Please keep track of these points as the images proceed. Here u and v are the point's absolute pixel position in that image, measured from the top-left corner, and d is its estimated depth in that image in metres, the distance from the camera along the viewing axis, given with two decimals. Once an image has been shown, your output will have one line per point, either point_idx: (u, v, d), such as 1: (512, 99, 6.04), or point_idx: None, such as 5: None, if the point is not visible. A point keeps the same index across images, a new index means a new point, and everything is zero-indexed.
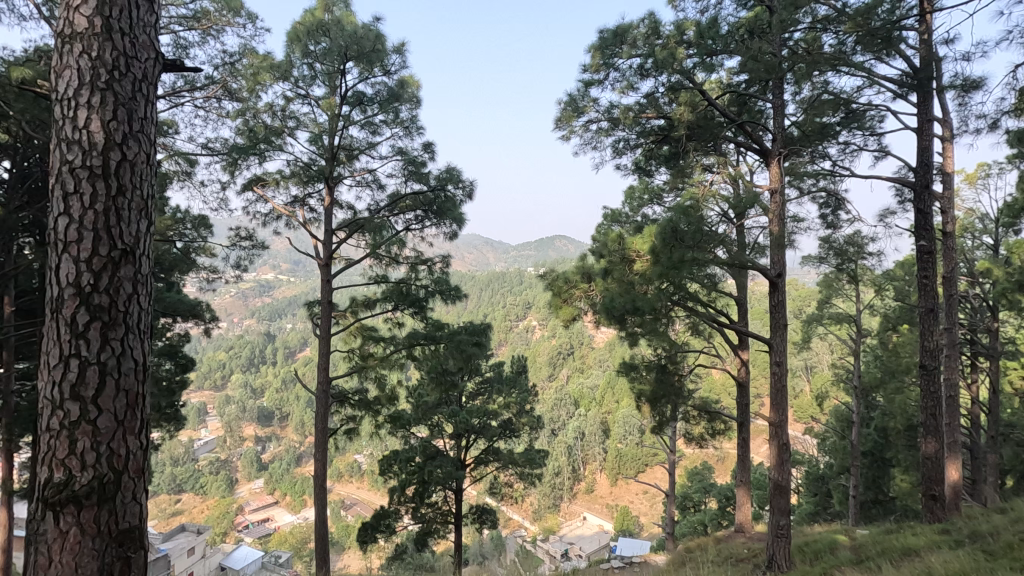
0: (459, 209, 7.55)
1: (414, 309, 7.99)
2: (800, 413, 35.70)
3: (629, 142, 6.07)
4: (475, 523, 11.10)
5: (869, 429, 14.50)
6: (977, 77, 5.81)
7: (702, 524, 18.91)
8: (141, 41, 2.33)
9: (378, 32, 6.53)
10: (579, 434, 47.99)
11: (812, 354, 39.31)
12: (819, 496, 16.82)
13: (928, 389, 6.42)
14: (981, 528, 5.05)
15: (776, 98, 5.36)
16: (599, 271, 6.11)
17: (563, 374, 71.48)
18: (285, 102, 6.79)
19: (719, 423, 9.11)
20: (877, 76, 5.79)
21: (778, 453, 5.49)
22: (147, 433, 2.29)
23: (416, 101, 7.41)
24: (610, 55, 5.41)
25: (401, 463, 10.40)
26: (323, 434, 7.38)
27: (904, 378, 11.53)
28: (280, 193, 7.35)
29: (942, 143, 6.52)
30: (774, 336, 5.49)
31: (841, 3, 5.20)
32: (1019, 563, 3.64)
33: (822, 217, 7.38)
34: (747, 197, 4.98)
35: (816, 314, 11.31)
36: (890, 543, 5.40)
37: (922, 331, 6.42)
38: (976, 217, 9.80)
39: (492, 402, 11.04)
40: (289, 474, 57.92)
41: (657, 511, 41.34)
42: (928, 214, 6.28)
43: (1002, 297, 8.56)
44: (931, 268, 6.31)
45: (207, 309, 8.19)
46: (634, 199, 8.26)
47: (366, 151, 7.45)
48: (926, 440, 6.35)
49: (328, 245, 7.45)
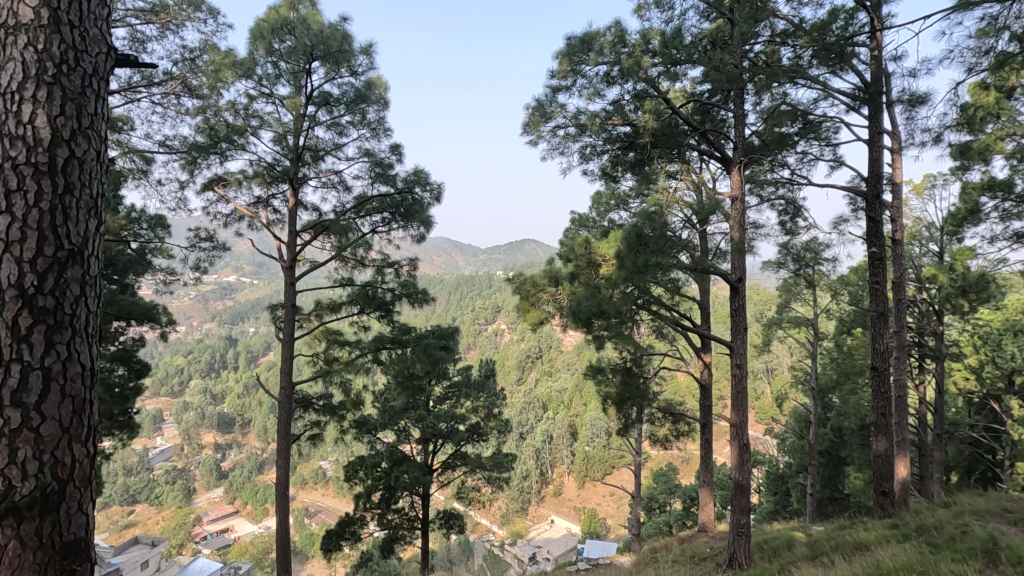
0: (426, 211, 7.49)
1: (381, 312, 7.84)
2: (762, 413, 37.07)
3: (596, 148, 6.14)
4: (443, 529, 10.97)
5: (825, 429, 15.02)
6: (922, 92, 6.11)
7: (668, 525, 19.23)
8: (91, 35, 2.27)
9: (345, 32, 6.45)
10: (547, 437, 48.30)
11: (773, 358, 40.49)
12: (778, 495, 17.33)
13: (879, 389, 6.66)
14: (926, 522, 5.29)
15: (737, 108, 5.52)
16: (567, 275, 6.17)
17: (532, 377, 71.95)
18: (248, 100, 6.64)
19: (684, 425, 9.26)
20: (832, 89, 6.04)
21: (738, 453, 5.61)
22: (93, 442, 2.21)
23: (384, 103, 7.35)
24: (578, 62, 5.49)
25: (367, 469, 10.11)
26: (286, 441, 7.19)
27: (858, 379, 12.02)
28: (242, 193, 7.17)
29: (891, 155, 6.83)
30: (735, 338, 5.62)
31: (798, 17, 5.42)
32: (960, 554, 3.84)
33: (780, 224, 7.63)
34: (710, 203, 5.09)
35: (776, 318, 11.62)
36: (843, 539, 5.59)
37: (873, 333, 6.68)
38: (923, 225, 10.29)
39: (460, 406, 10.98)
40: (251, 482, 56.33)
41: (624, 513, 41.86)
42: (878, 222, 6.54)
43: (946, 301, 9.05)
44: (882, 274, 6.57)
45: (163, 312, 7.88)
46: (601, 204, 8.32)
47: (332, 152, 7.36)
48: (877, 439, 6.60)
49: (292, 247, 7.29)
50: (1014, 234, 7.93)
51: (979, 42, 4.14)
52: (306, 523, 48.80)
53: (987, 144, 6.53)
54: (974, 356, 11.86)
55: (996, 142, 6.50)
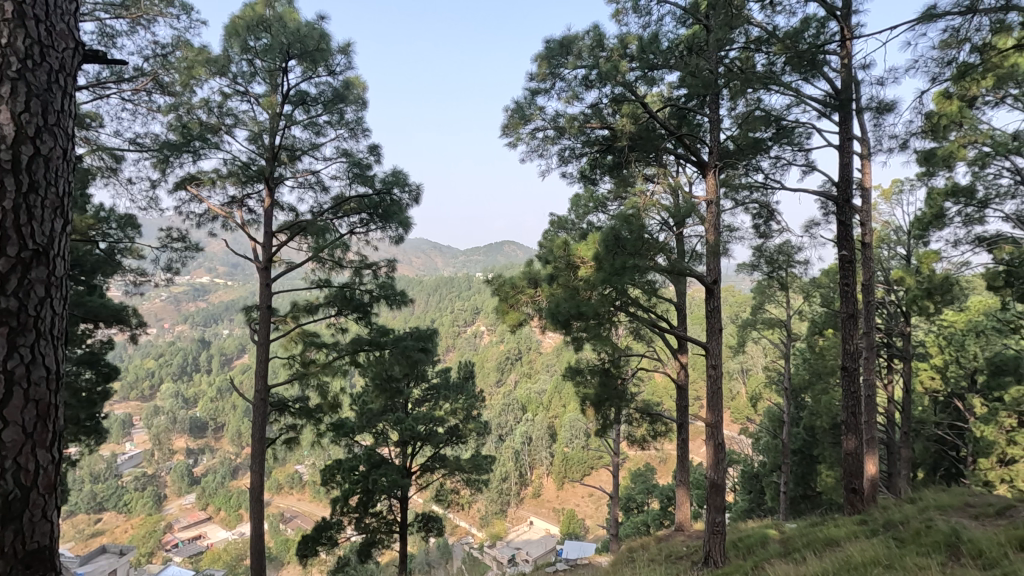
0: (405, 212, 7.43)
1: (358, 314, 7.75)
2: (736, 413, 37.87)
3: (574, 151, 6.20)
4: (422, 532, 10.87)
5: (798, 428, 15.34)
6: (890, 100, 6.30)
7: (645, 524, 19.46)
8: (58, 30, 2.21)
9: (322, 31, 6.37)
10: (526, 439, 48.49)
11: (747, 359, 41.24)
12: (753, 494, 17.64)
13: (849, 389, 6.82)
14: (893, 518, 5.45)
15: (712, 114, 5.61)
16: (546, 277, 6.20)
17: (512, 379, 72.04)
18: (222, 98, 6.51)
19: (661, 425, 9.36)
20: (804, 95, 6.18)
21: (714, 453, 5.69)
22: (59, 446, 2.14)
23: (362, 103, 7.29)
24: (556, 65, 5.52)
25: (344, 473, 9.95)
26: (261, 444, 7.05)
27: (830, 380, 12.34)
28: (216, 193, 7.03)
29: (861, 161, 7.01)
30: (710, 339, 5.70)
31: (771, 24, 5.53)
32: (925, 548, 3.97)
33: (755, 227, 7.77)
34: (686, 207, 5.17)
35: (750, 319, 11.80)
36: (815, 535, 5.71)
37: (844, 334, 6.83)
38: (892, 229, 10.57)
39: (439, 408, 10.92)
40: (224, 488, 55.20)
41: (603, 513, 42.20)
42: (848, 226, 6.71)
43: (913, 304, 9.22)
44: (852, 276, 6.72)
45: (133, 314, 7.66)
46: (579, 206, 8.36)
47: (309, 152, 7.25)
48: (847, 437, 6.76)
49: (268, 247, 7.17)
50: (976, 238, 8.22)
51: (942, 52, 4.28)
52: (282, 529, 48.06)
53: (950, 151, 6.78)
54: (939, 356, 12.24)
55: (959, 150, 6.75)
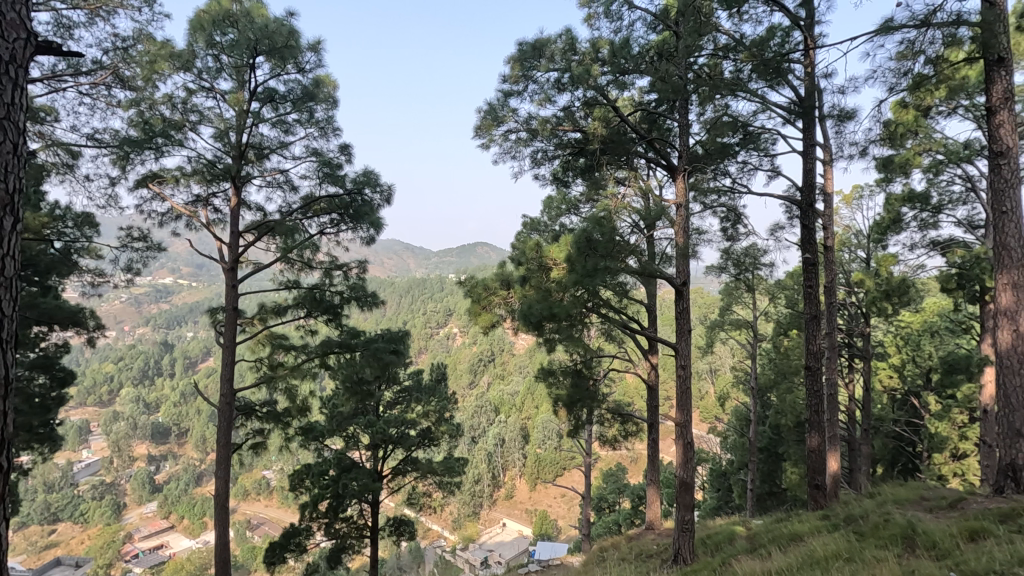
0: (376, 213, 7.33)
1: (328, 316, 7.61)
2: (705, 413, 38.61)
3: (547, 153, 6.23)
4: (393, 536, 10.74)
5: (764, 427, 15.70)
6: (850, 108, 6.51)
7: (616, 524, 19.66)
8: (8, 20, 2.12)
9: (292, 28, 6.25)
10: (498, 441, 48.49)
11: (716, 359, 42.09)
12: (721, 492, 18.01)
13: (813, 388, 7.01)
14: (854, 512, 5.63)
15: (682, 119, 5.71)
16: (518, 278, 6.22)
17: (484, 381, 71.89)
18: (187, 94, 6.32)
19: (632, 425, 9.46)
20: (770, 102, 6.34)
21: (683, 451, 5.77)
22: (9, 454, 2.05)
23: (333, 102, 7.17)
24: (529, 68, 5.54)
25: (313, 478, 9.75)
26: (226, 450, 6.86)
27: (794, 379, 12.69)
28: (180, 191, 6.83)
29: (824, 166, 7.22)
30: (680, 340, 5.78)
31: (739, 33, 5.67)
32: (884, 541, 4.12)
33: (723, 230, 7.93)
34: (656, 210, 5.25)
35: (719, 320, 12.01)
36: (780, 531, 5.86)
37: (808, 335, 7.02)
38: (852, 233, 10.92)
39: (411, 411, 10.79)
40: (188, 495, 53.58)
41: (575, 514, 42.49)
42: (812, 229, 6.91)
43: (872, 305, 9.50)
44: (815, 279, 6.92)
45: (90, 316, 7.37)
46: (552, 208, 8.41)
47: (277, 151, 7.09)
48: (811, 435, 6.95)
49: (234, 248, 6.99)
50: (930, 242, 8.58)
51: (898, 63, 4.46)
52: (248, 537, 46.87)
53: (907, 158, 7.04)
54: (897, 356, 12.71)
55: (915, 157, 7.02)
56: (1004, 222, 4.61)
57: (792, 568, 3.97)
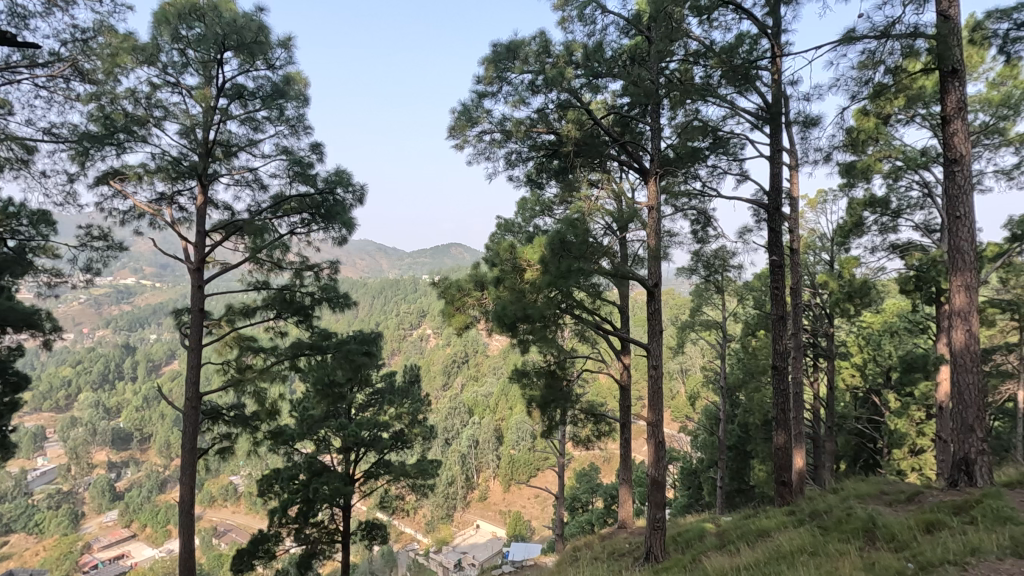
0: (349, 213, 7.22)
1: (299, 317, 7.47)
2: (676, 412, 39.26)
3: (520, 154, 6.26)
4: (365, 540, 10.59)
5: (733, 425, 16.04)
6: (815, 115, 6.71)
7: (589, 523, 19.82)
8: None
9: (261, 24, 6.12)
10: (472, 443, 48.36)
11: (687, 359, 42.86)
12: (692, 489, 18.31)
13: (780, 387, 7.19)
14: (818, 507, 5.79)
15: (654, 123, 5.80)
16: (492, 280, 6.24)
17: (458, 382, 71.65)
18: (151, 89, 6.14)
19: (605, 425, 9.53)
20: (739, 108, 6.49)
21: (654, 450, 5.86)
22: None
23: (304, 100, 7.05)
24: (503, 69, 5.55)
25: (283, 482, 9.54)
26: (192, 455, 6.67)
27: (761, 378, 12.99)
28: (143, 188, 6.62)
29: (790, 171, 7.42)
30: (652, 341, 5.86)
31: (708, 39, 5.79)
32: (846, 535, 4.25)
33: (693, 232, 8.08)
34: (629, 212, 5.31)
35: (689, 321, 12.20)
36: (748, 527, 5.99)
37: (774, 335, 7.20)
38: (817, 236, 11.23)
39: (383, 413, 10.67)
40: (151, 503, 51.90)
41: (549, 514, 42.65)
42: (779, 232, 7.09)
43: (836, 306, 9.90)
44: (781, 280, 7.09)
45: (46, 318, 7.08)
46: (526, 210, 8.44)
47: (246, 149, 6.94)
48: (778, 433, 7.12)
49: (200, 247, 6.80)
50: (890, 245, 8.90)
51: (860, 72, 4.61)
52: (214, 544, 45.64)
53: (868, 164, 7.30)
54: (859, 355, 13.12)
55: (876, 163, 7.28)
56: (958, 226, 4.81)
57: (760, 563, 4.06)
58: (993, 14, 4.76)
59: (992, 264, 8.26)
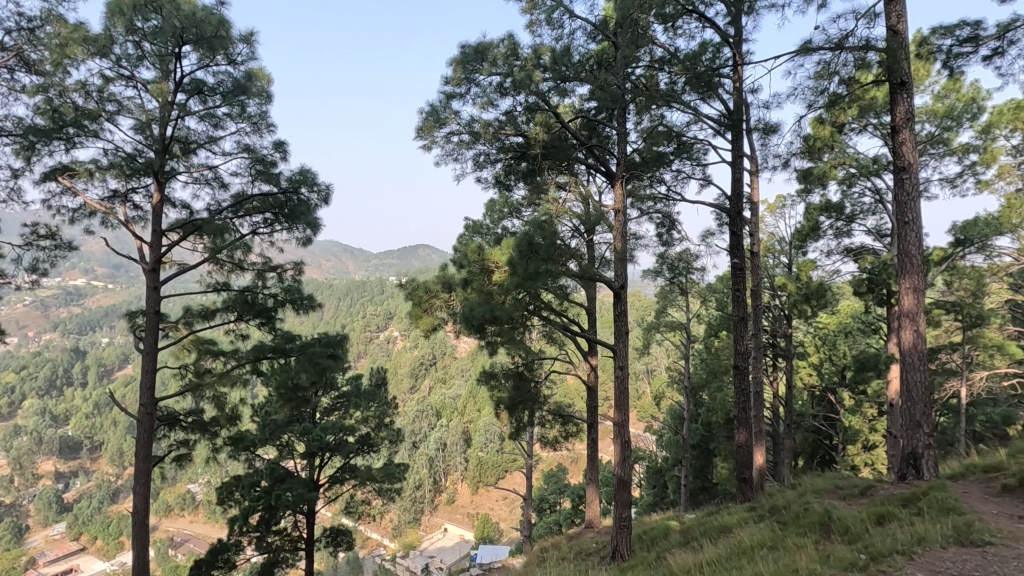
0: (313, 213, 7.07)
1: (261, 319, 7.27)
2: (642, 412, 39.90)
3: (489, 156, 6.26)
4: (330, 547, 10.38)
5: (697, 424, 16.38)
6: (774, 123, 6.93)
7: (557, 524, 19.94)
8: None
9: (221, 17, 5.93)
10: (439, 445, 48.04)
11: (653, 360, 43.67)
12: (657, 488, 18.63)
13: (741, 387, 7.38)
14: (777, 503, 5.97)
15: (619, 127, 5.88)
16: (459, 281, 6.22)
17: (426, 385, 71.10)
18: (103, 82, 5.89)
19: (572, 425, 9.61)
20: (702, 114, 6.65)
21: (620, 450, 5.95)
22: None
23: (266, 97, 6.88)
24: (471, 71, 5.54)
25: (244, 490, 9.26)
26: (146, 463, 6.41)
27: (723, 378, 13.30)
28: (94, 185, 6.34)
29: (750, 176, 7.64)
30: (619, 342, 5.93)
31: (673, 46, 5.92)
32: (803, 529, 4.39)
33: (658, 235, 8.23)
34: (596, 215, 5.37)
35: (654, 322, 12.39)
36: (711, 524, 6.13)
37: (736, 335, 7.38)
38: (776, 239, 11.58)
39: (349, 417, 10.48)
40: (102, 514, 49.74)
41: (517, 515, 42.69)
42: (740, 236, 7.29)
43: (794, 307, 10.25)
44: (742, 282, 7.29)
45: None
46: (494, 212, 8.44)
47: (205, 146, 6.73)
48: (740, 431, 7.30)
49: (156, 247, 6.55)
50: (845, 249, 9.26)
51: (816, 82, 4.79)
52: (170, 555, 43.98)
53: (824, 170, 7.58)
54: (816, 355, 13.58)
55: (831, 170, 7.57)
56: (906, 231, 5.03)
57: (721, 558, 4.16)
58: (938, 29, 5.01)
59: (938, 267, 8.68)
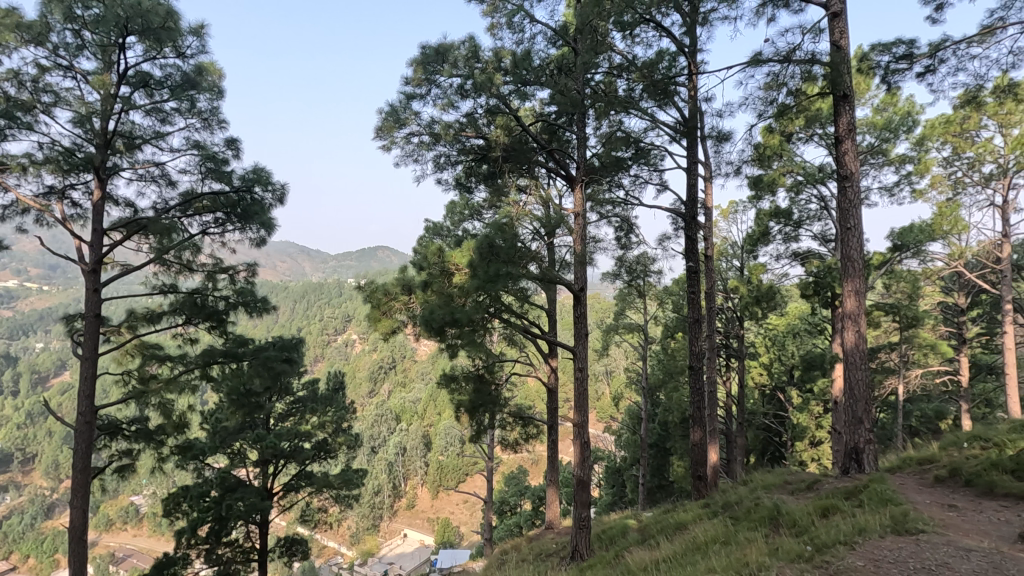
0: (267, 213, 6.86)
1: (211, 322, 7.00)
2: (602, 413, 40.50)
3: (449, 157, 6.22)
4: (284, 557, 10.07)
5: (654, 424, 16.71)
6: (726, 131, 7.17)
7: (518, 526, 19.98)
8: None
9: (169, 8, 5.67)
10: (399, 450, 47.37)
11: (612, 361, 44.41)
12: (616, 487, 18.91)
13: (696, 387, 7.58)
14: (730, 499, 6.15)
15: (579, 132, 5.96)
16: (419, 284, 6.16)
17: (386, 389, 70.00)
18: (38, 71, 5.56)
19: (532, 427, 9.64)
20: (659, 121, 6.81)
21: (580, 450, 6.02)
22: None
23: (218, 92, 6.64)
24: (432, 72, 5.50)
25: (193, 500, 8.88)
26: (85, 475, 6.07)
27: (679, 378, 13.63)
28: (27, 181, 5.97)
29: (704, 182, 7.87)
30: (578, 344, 6.00)
31: (631, 54, 6.05)
32: (754, 523, 4.54)
33: (617, 238, 8.37)
34: (555, 218, 5.42)
35: (613, 324, 12.59)
36: (667, 521, 6.26)
37: (691, 336, 7.57)
38: (729, 243, 11.94)
39: (304, 422, 10.20)
40: (35, 531, 46.76)
41: (478, 519, 42.53)
42: (695, 239, 7.49)
43: (745, 309, 10.61)
44: (697, 285, 7.50)
45: None
46: (455, 213, 8.39)
47: (152, 142, 6.44)
48: (694, 430, 7.49)
49: (96, 247, 6.22)
50: (793, 253, 9.65)
51: (766, 92, 4.99)
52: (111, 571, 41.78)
53: (774, 178, 7.89)
54: (766, 355, 14.08)
55: (780, 177, 7.88)
56: (848, 236, 5.30)
57: (677, 555, 4.26)
58: (876, 47, 5.29)
59: (877, 271, 9.14)
